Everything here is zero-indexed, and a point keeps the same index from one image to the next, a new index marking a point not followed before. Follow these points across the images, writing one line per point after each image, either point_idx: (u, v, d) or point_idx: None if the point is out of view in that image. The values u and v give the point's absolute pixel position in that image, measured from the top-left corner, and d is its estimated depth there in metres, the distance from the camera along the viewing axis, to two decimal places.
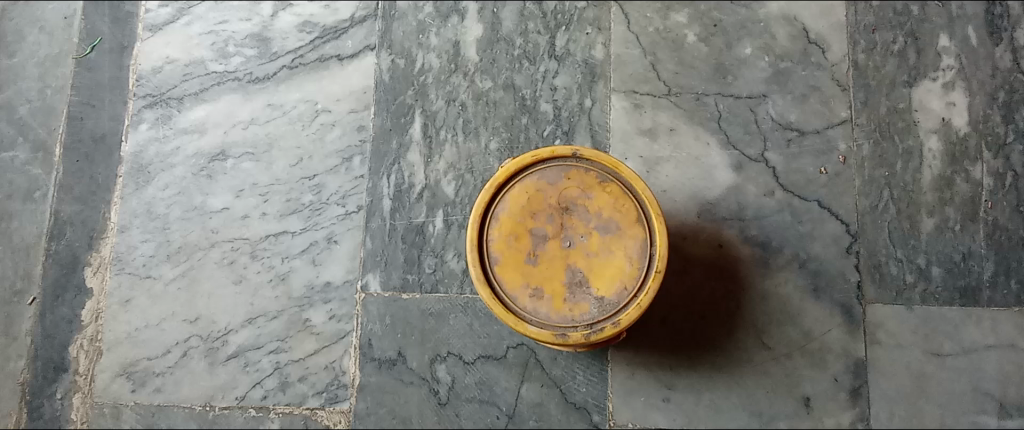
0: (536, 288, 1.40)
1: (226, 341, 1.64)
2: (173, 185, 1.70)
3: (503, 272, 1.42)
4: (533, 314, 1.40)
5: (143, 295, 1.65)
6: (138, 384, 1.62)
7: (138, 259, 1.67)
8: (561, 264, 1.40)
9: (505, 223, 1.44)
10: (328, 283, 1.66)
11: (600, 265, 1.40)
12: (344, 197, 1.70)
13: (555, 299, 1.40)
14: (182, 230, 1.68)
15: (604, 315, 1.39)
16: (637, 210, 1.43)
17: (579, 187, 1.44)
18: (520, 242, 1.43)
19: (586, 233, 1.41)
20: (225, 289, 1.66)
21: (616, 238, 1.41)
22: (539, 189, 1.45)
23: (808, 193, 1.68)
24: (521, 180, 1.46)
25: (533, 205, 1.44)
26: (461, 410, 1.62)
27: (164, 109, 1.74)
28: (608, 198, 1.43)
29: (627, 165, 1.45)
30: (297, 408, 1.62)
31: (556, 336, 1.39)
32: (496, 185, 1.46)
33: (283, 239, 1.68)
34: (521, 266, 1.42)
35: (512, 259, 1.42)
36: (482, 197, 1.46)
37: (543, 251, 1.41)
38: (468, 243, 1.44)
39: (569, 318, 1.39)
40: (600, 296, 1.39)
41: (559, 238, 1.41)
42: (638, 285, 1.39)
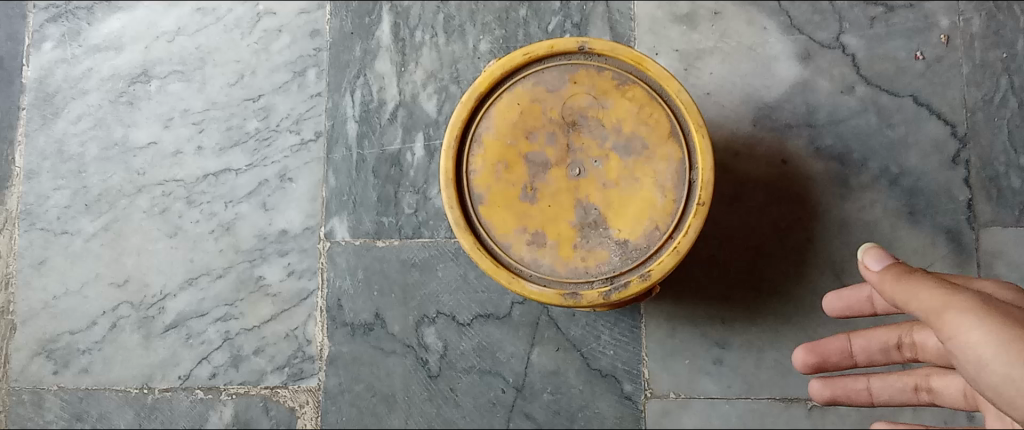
0: (535, 232, 1.02)
1: (162, 308, 1.33)
2: (88, 116, 1.36)
3: (490, 213, 1.04)
4: (532, 268, 1.03)
5: (59, 255, 1.34)
6: (60, 364, 1.32)
7: (52, 212, 1.34)
8: (568, 199, 1.02)
9: (490, 147, 1.05)
10: (283, 232, 1.33)
11: (621, 199, 1.01)
12: (298, 122, 1.34)
13: (561, 248, 1.02)
14: (101, 172, 1.35)
15: (629, 266, 1.01)
16: (670, 120, 1.03)
17: (590, 93, 1.04)
18: (511, 171, 1.04)
19: (602, 155, 1.02)
20: (157, 243, 1.33)
21: (642, 160, 1.02)
22: (536, 98, 1.05)
23: (900, 87, 1.27)
24: (511, 88, 1.06)
25: (528, 120, 1.05)
26: (457, 383, 1.28)
27: (71, 22, 1.38)
28: (630, 106, 1.03)
29: (655, 60, 1.04)
30: (254, 387, 1.31)
31: (565, 297, 1.01)
32: (476, 96, 1.06)
33: (225, 179, 1.34)
34: (514, 205, 1.03)
35: (502, 195, 1.04)
36: (459, 113, 1.06)
37: (543, 182, 1.03)
38: (441, 175, 1.05)
39: (582, 271, 1.01)
40: (622, 240, 1.01)
41: (565, 164, 1.02)
42: (674, 223, 1.00)
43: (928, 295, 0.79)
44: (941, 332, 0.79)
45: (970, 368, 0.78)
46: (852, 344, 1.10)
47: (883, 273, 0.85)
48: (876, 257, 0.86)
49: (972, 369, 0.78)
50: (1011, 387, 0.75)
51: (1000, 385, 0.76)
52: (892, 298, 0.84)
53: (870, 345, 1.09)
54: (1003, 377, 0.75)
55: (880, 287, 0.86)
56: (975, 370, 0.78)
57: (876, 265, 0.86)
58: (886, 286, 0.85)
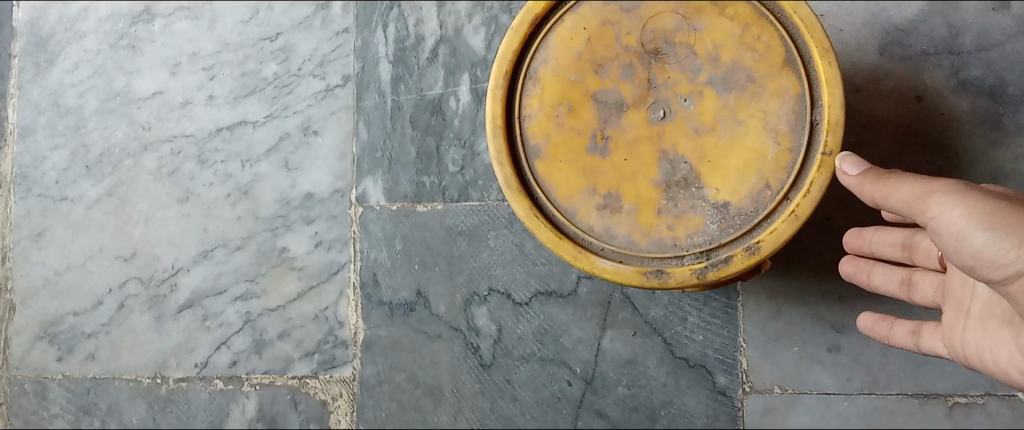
0: (607, 194, 0.79)
1: (174, 285, 1.15)
2: (85, 63, 1.18)
3: (549, 170, 0.81)
4: (604, 240, 0.79)
5: (59, 225, 1.17)
6: (65, 349, 1.16)
7: (49, 175, 1.17)
8: (649, 150, 0.78)
9: (548, 86, 0.81)
10: (309, 196, 1.13)
11: (720, 149, 0.77)
12: (322, 64, 1.14)
13: (641, 214, 0.78)
14: (103, 128, 1.17)
15: (731, 236, 0.77)
16: (785, 44, 0.77)
17: (677, 13, 0.80)
18: (576, 115, 0.80)
19: (693, 92, 0.78)
20: (167, 210, 1.15)
21: (747, 97, 0.77)
22: (607, 20, 0.81)
23: None
24: (575, 8, 0.82)
25: (597, 50, 0.81)
26: (514, 374, 1.07)
27: None
28: (731, 26, 0.79)
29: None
30: (280, 377, 1.13)
31: (646, 276, 0.78)
32: (530, 21, 0.82)
33: (241, 133, 1.15)
34: (579, 159, 0.80)
35: (563, 146, 0.80)
36: (509, 42, 0.82)
37: (617, 129, 0.79)
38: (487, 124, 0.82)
39: (668, 243, 0.78)
40: (721, 202, 0.77)
41: (646, 106, 0.79)
42: (790, 179, 0.76)
43: (909, 186, 0.73)
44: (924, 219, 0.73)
45: (951, 245, 0.73)
46: (872, 232, 0.93)
47: (862, 177, 0.75)
48: (851, 162, 0.76)
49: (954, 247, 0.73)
50: (996, 253, 0.70)
51: (979, 259, 0.72)
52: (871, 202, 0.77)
53: (888, 237, 0.92)
54: (987, 246, 0.70)
55: (857, 191, 0.77)
56: (956, 246, 0.73)
57: (851, 170, 0.76)
58: (864, 191, 0.76)
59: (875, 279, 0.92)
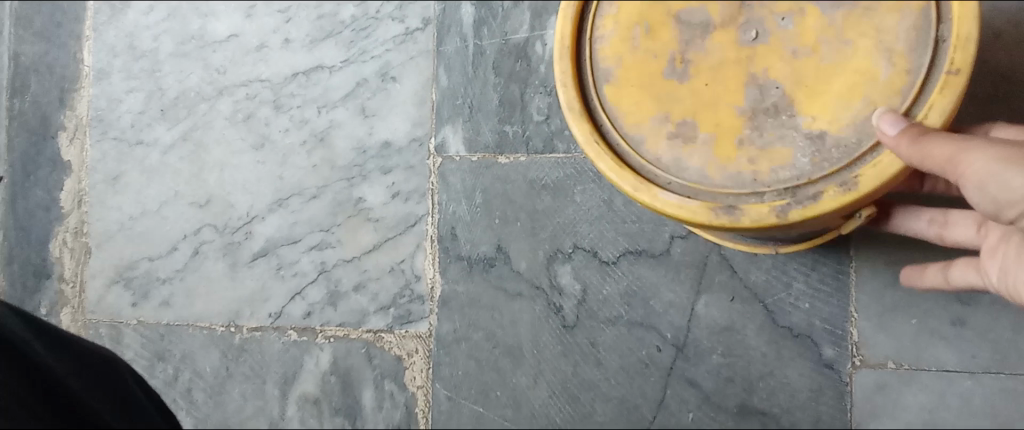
0: (682, 121, 0.71)
1: (249, 233, 1.12)
2: (161, 5, 1.15)
3: (619, 96, 0.74)
4: (672, 172, 0.72)
5: (135, 170, 1.15)
6: (139, 295, 1.14)
7: (124, 118, 1.15)
8: (738, 73, 0.71)
9: (627, 4, 0.75)
10: (386, 145, 1.08)
11: (821, 72, 0.68)
12: (402, 7, 1.09)
13: (720, 144, 0.70)
14: (178, 71, 1.14)
15: (822, 171, 0.67)
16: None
17: None
18: (653, 37, 0.74)
19: (792, 10, 0.70)
20: (242, 156, 1.12)
21: (857, 14, 0.69)
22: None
23: None
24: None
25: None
26: (599, 337, 1.00)
27: None
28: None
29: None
30: (355, 330, 1.09)
31: (716, 213, 0.70)
32: None
33: (318, 78, 1.10)
34: (654, 85, 0.73)
35: (638, 70, 0.74)
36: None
37: (700, 52, 0.72)
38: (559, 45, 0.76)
39: (748, 178, 0.69)
40: (816, 132, 0.68)
41: (736, 26, 0.71)
42: (905, 104, 0.66)
43: (938, 137, 0.63)
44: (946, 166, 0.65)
45: (981, 196, 0.66)
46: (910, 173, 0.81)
47: (903, 134, 0.64)
48: (891, 119, 0.65)
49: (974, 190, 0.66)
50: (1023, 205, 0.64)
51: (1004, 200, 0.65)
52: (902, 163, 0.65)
53: None
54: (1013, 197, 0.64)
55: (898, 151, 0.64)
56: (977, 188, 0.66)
57: (891, 128, 0.64)
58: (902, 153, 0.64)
59: (905, 221, 0.86)
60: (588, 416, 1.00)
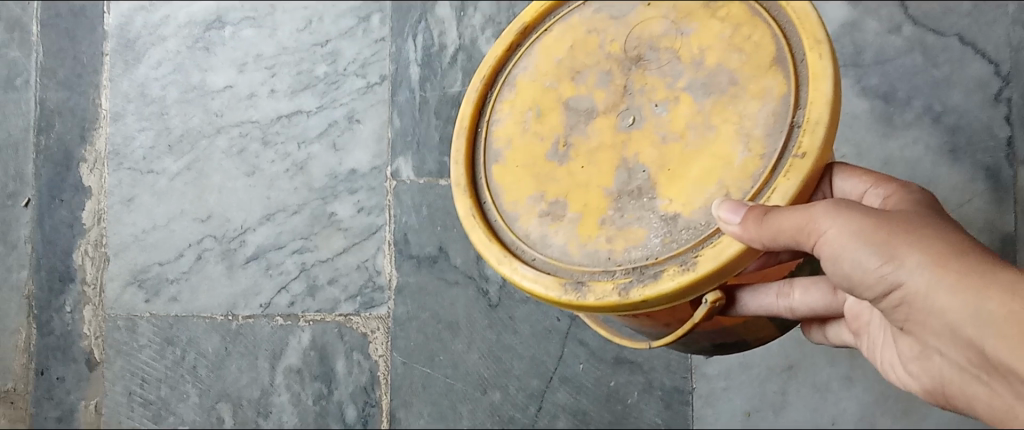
0: (555, 200, 0.84)
1: (242, 242, 1.43)
2: (167, 61, 1.46)
3: (503, 175, 0.88)
4: (537, 249, 0.84)
5: (147, 193, 1.44)
6: (151, 293, 1.44)
7: (137, 152, 1.45)
8: (611, 156, 0.82)
9: (523, 90, 0.90)
10: (352, 172, 1.42)
11: (687, 153, 0.78)
12: (363, 66, 1.42)
13: (583, 222, 0.81)
14: (183, 114, 1.45)
15: (669, 251, 0.77)
16: (778, 42, 0.79)
17: (667, 19, 0.85)
18: (542, 121, 0.87)
19: (669, 98, 0.81)
20: (236, 182, 1.43)
21: (725, 103, 0.78)
22: (594, 29, 0.89)
23: (947, 27, 1.25)
24: (563, 19, 0.92)
25: (577, 58, 0.88)
26: (515, 312, 1.36)
27: None
28: (724, 27, 0.82)
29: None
30: (329, 314, 1.41)
31: (564, 288, 0.80)
32: (518, 27, 0.94)
33: (297, 120, 1.43)
34: (536, 163, 0.86)
35: (524, 154, 0.87)
36: (494, 54, 0.94)
37: (581, 135, 0.84)
38: (458, 127, 0.93)
39: (603, 256, 0.80)
40: (670, 213, 0.78)
41: (615, 112, 0.83)
42: (755, 189, 0.74)
43: (786, 215, 0.70)
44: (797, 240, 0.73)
45: (828, 262, 0.74)
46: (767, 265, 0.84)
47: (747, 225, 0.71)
48: (731, 209, 0.72)
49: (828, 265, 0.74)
50: (870, 275, 0.73)
51: (858, 276, 0.74)
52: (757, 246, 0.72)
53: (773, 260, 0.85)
54: (858, 266, 0.73)
55: (746, 241, 0.71)
56: (829, 263, 0.74)
57: (733, 218, 0.71)
58: (752, 241, 0.71)
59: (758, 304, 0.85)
60: (507, 371, 1.35)
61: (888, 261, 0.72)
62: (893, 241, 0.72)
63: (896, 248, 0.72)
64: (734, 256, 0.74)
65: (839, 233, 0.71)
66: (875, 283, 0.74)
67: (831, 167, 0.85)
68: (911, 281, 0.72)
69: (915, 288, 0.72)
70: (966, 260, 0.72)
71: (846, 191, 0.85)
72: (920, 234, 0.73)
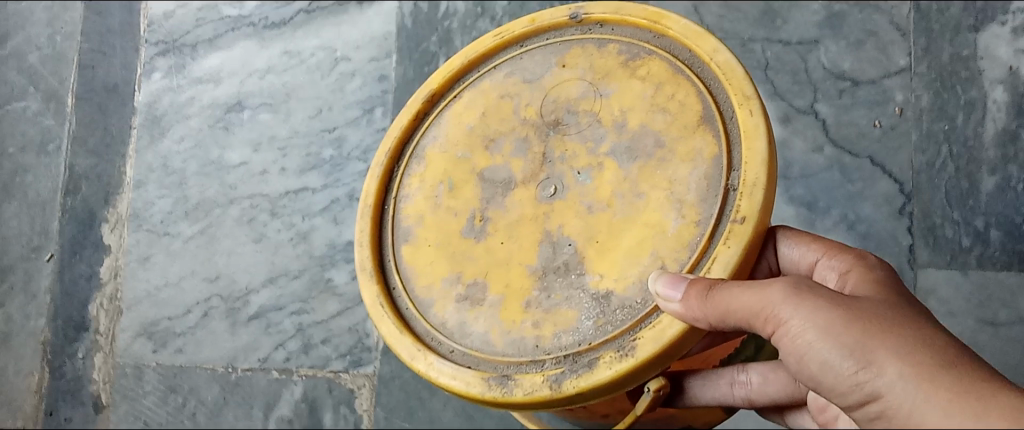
0: (471, 282, 0.92)
1: (246, 301, 1.59)
2: (189, 137, 1.66)
3: (416, 255, 0.97)
4: (456, 342, 0.91)
5: (161, 253, 1.62)
6: (159, 344, 1.59)
7: (156, 216, 1.64)
8: (531, 227, 0.92)
9: (435, 161, 1.01)
10: (350, 243, 1.58)
11: (619, 221, 0.87)
12: (366, 152, 1.62)
13: (507, 305, 0.89)
14: (200, 185, 1.64)
15: (604, 335, 0.84)
16: (703, 98, 0.90)
17: (584, 79, 0.97)
18: (457, 195, 0.97)
19: (591, 164, 0.92)
20: (244, 247, 1.61)
21: (655, 172, 0.88)
22: (507, 94, 1.01)
23: (860, 149, 1.52)
24: (474, 85, 1.04)
25: (489, 127, 1.00)
26: None
27: (177, 57, 1.72)
28: (645, 87, 0.93)
29: (676, 16, 0.97)
30: (320, 370, 1.54)
31: (487, 383, 0.87)
32: (426, 96, 1.06)
33: (303, 196, 1.61)
34: (450, 238, 0.95)
35: (441, 229, 0.97)
36: (399, 126, 1.06)
37: (498, 209, 0.94)
38: (363, 203, 1.03)
39: (530, 344, 0.87)
40: (601, 290, 0.86)
41: (535, 182, 0.94)
42: (689, 264, 0.83)
43: (729, 297, 0.78)
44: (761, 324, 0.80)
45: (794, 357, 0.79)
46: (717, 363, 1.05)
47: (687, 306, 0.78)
48: (671, 286, 0.79)
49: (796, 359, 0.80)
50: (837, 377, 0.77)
51: (834, 382, 0.77)
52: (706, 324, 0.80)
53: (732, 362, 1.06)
54: (825, 365, 0.77)
55: (697, 320, 0.78)
56: (798, 359, 0.80)
57: (672, 295, 0.79)
58: (702, 319, 0.78)
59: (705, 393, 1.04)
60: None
61: (863, 367, 0.75)
62: (864, 336, 0.76)
63: (871, 355, 0.75)
64: (671, 339, 0.81)
65: (802, 324, 0.77)
66: (847, 389, 0.77)
67: (777, 234, 0.97)
68: (888, 391, 0.75)
69: (892, 401, 0.75)
70: (947, 378, 0.74)
71: (793, 256, 0.95)
72: (896, 332, 0.76)
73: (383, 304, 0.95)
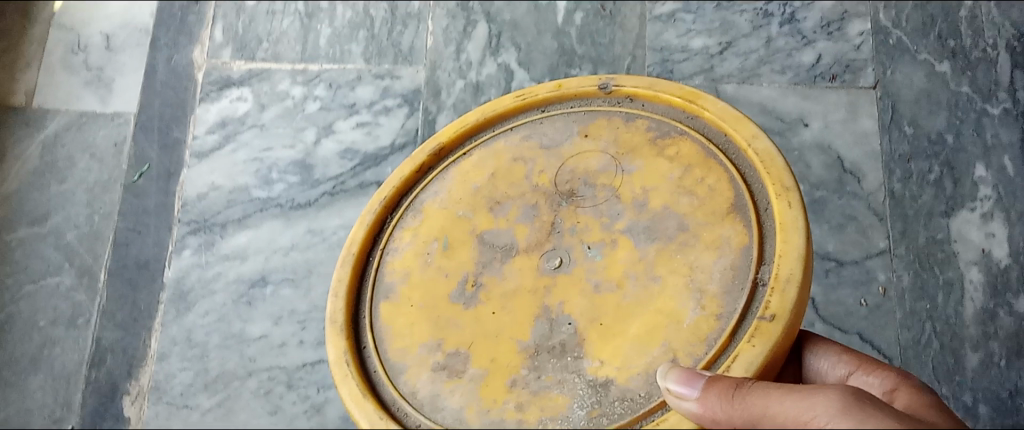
0: (453, 352, 0.93)
1: None
2: (213, 311, 1.72)
3: (398, 314, 0.98)
4: (426, 417, 0.90)
5: (178, 425, 1.63)
6: None
7: (176, 387, 1.66)
8: (527, 300, 0.94)
9: (434, 219, 1.04)
10: None
11: (630, 304, 0.90)
12: None
13: (488, 382, 0.90)
14: (221, 357, 1.68)
15: (596, 428, 0.85)
16: (735, 185, 0.95)
17: (603, 156, 1.03)
18: (454, 256, 1.00)
19: (602, 241, 0.96)
20: (260, 419, 1.62)
21: (677, 257, 0.91)
22: (521, 158, 1.06)
23: (849, 326, 1.62)
24: (486, 145, 1.09)
25: (497, 190, 1.04)
26: None
27: (207, 235, 1.79)
28: (673, 167, 0.99)
29: (711, 99, 1.04)
30: None
31: None
32: (435, 146, 1.11)
33: (319, 368, 1.65)
34: (437, 301, 0.97)
35: (430, 288, 0.99)
36: (401, 174, 1.10)
37: (496, 276, 0.97)
38: (348, 250, 1.05)
39: (510, 427, 0.87)
40: (600, 377, 0.87)
41: (540, 254, 0.97)
42: (706, 358, 0.85)
43: (752, 400, 0.80)
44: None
45: None
46: None
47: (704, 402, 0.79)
48: (676, 383, 0.81)
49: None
50: None
51: None
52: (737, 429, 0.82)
53: None
54: None
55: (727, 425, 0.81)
56: None
57: (686, 393, 0.80)
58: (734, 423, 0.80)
59: None
60: None
61: None
62: None
63: None
64: None
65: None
66: None
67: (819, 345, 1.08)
68: None
69: None
70: None
71: (824, 368, 1.06)
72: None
73: (350, 361, 0.95)
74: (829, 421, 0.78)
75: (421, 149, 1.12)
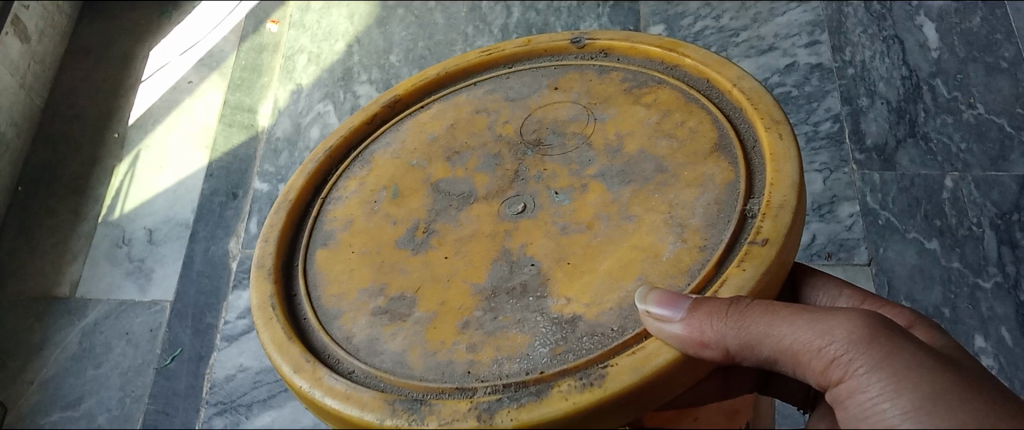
0: (395, 297, 0.99)
1: None
2: None
3: (336, 258, 1.07)
4: (360, 361, 0.94)
5: None
6: None
7: None
8: (485, 243, 1.01)
9: (388, 169, 1.17)
10: None
11: (597, 241, 0.96)
12: None
13: (437, 325, 0.94)
14: None
15: (561, 363, 0.85)
16: (720, 126, 1.04)
17: (573, 110, 1.15)
18: (405, 204, 1.11)
19: (570, 186, 1.04)
20: None
21: (652, 196, 0.98)
22: (484, 110, 1.20)
23: None
24: (448, 98, 1.26)
25: (455, 141, 1.17)
26: None
27: (233, 415, 1.92)
28: (649, 112, 1.09)
29: (691, 48, 1.16)
30: None
31: (391, 410, 0.85)
32: (392, 99, 1.27)
33: None
34: (388, 245, 1.06)
35: (377, 234, 1.08)
36: (352, 123, 1.26)
37: (449, 213, 1.07)
38: (285, 197, 1.17)
39: (461, 371, 0.88)
40: (566, 314, 0.90)
41: (501, 204, 1.05)
42: (694, 286, 0.88)
43: (744, 317, 0.81)
44: (819, 364, 0.80)
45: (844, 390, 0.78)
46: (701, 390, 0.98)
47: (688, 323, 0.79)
48: (663, 309, 0.82)
49: (856, 421, 0.77)
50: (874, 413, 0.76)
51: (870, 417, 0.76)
52: (729, 345, 0.81)
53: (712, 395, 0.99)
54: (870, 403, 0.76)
55: (722, 338, 0.80)
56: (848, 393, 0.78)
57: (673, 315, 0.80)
58: (728, 337, 0.80)
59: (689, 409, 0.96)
60: None
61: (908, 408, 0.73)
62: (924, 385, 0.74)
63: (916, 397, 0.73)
64: (643, 362, 0.81)
65: (871, 376, 0.76)
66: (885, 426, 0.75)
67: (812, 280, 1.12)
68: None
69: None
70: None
71: (824, 301, 1.10)
72: (970, 391, 0.74)
73: (275, 306, 1.01)
74: (851, 357, 0.77)
75: (377, 102, 1.28)
